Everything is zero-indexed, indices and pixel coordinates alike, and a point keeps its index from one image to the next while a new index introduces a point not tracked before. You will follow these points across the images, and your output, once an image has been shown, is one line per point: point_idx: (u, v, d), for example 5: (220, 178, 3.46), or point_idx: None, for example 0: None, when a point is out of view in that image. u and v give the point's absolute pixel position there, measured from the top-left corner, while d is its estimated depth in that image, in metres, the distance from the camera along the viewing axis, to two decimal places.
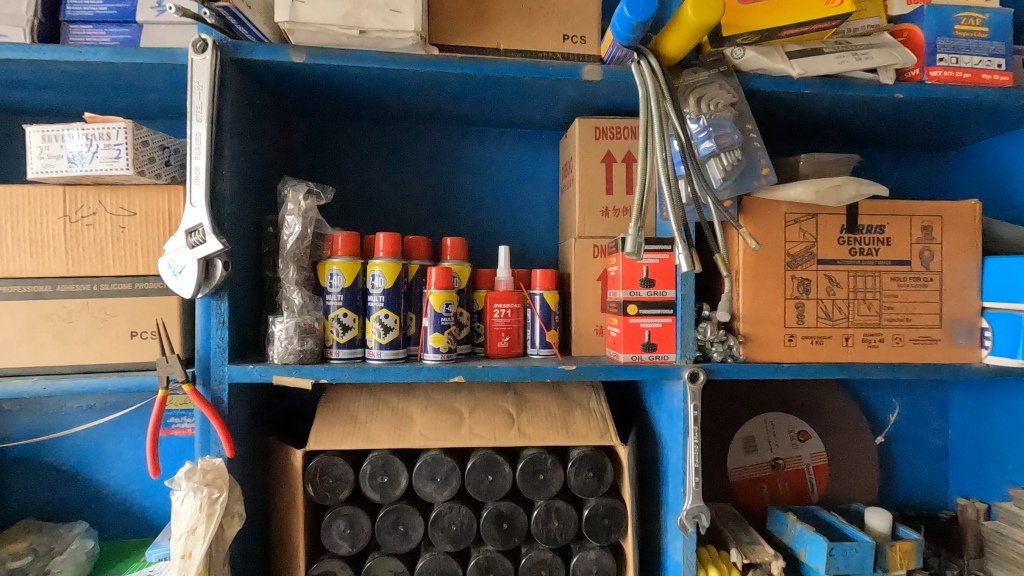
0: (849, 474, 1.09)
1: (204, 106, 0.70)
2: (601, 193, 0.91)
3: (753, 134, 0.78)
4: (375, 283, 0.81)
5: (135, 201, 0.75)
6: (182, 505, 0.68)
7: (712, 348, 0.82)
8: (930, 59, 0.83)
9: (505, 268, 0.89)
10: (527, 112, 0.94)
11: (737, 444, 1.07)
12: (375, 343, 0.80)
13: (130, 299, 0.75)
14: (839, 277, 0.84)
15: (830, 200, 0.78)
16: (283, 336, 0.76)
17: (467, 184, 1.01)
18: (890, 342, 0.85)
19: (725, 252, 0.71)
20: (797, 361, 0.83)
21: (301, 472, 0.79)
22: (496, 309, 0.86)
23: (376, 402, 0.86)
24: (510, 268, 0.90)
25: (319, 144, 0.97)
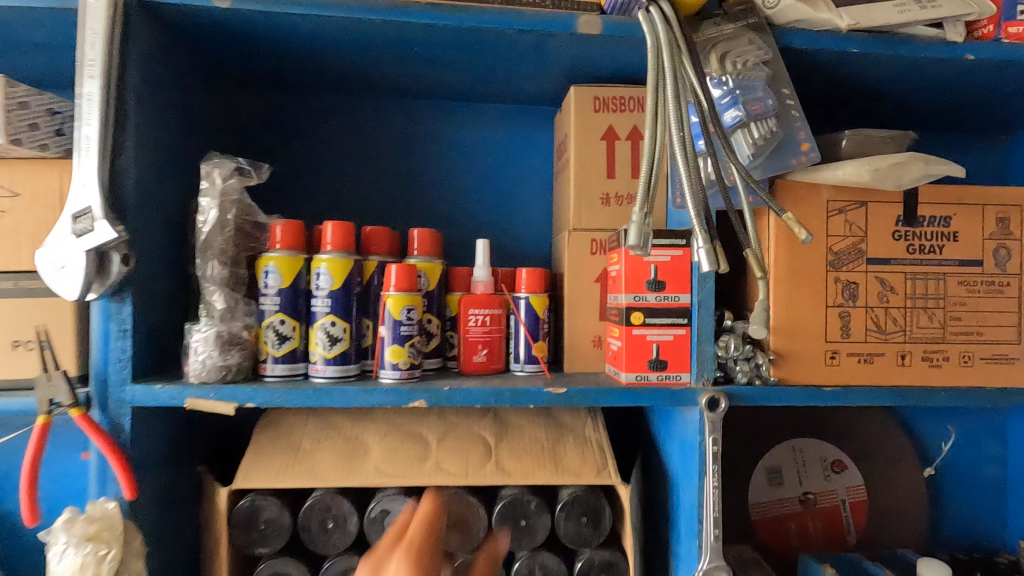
0: (893, 512, 0.93)
1: (99, 59, 0.55)
2: (601, 176, 0.75)
3: (791, 101, 0.62)
4: (319, 283, 0.66)
5: (19, 179, 0.60)
6: (59, 564, 0.54)
7: (735, 366, 0.66)
8: (1008, 13, 0.67)
9: (484, 266, 0.74)
10: (514, 81, 0.79)
11: (760, 476, 0.91)
12: (319, 357, 0.65)
13: (12, 301, 0.60)
14: (893, 280, 0.68)
15: (890, 184, 0.61)
16: (201, 349, 0.61)
17: (445, 169, 0.86)
18: (956, 361, 0.69)
19: (758, 247, 0.55)
20: (840, 383, 0.67)
21: (226, 517, 0.64)
22: (470, 316, 0.71)
23: (325, 428, 0.71)
24: (489, 265, 0.75)
25: (271, 120, 0.83)
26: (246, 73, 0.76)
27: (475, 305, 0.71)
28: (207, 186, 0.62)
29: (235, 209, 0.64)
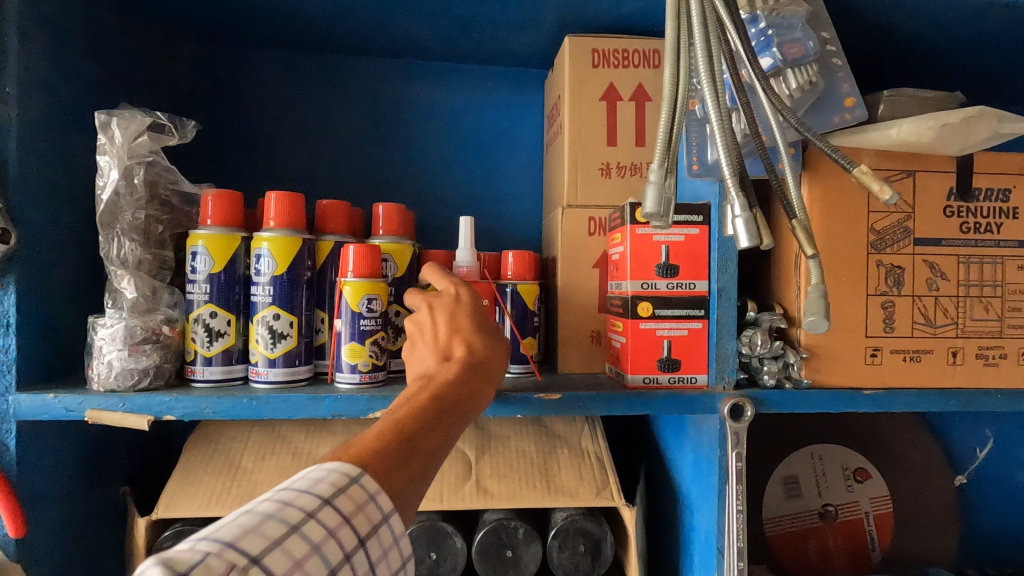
0: (921, 526, 0.83)
1: None
2: (601, 144, 0.64)
3: (831, 45, 0.52)
4: (260, 267, 0.54)
5: None
6: None
7: (761, 367, 0.56)
8: None
9: (467, 248, 0.61)
10: (499, 33, 0.67)
11: (775, 487, 0.81)
12: (260, 358, 0.53)
13: None
14: (945, 264, 0.58)
15: (951, 146, 0.51)
16: (107, 348, 0.49)
17: (419, 138, 0.75)
18: (1015, 360, 0.59)
19: (805, 217, 0.44)
20: (883, 386, 0.57)
21: (146, 552, 0.53)
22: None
23: (272, 442, 0.59)
24: (474, 249, 0.61)
25: (213, 79, 0.70)
26: (177, 18, 0.63)
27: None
28: (105, 143, 0.49)
29: (144, 171, 0.52)
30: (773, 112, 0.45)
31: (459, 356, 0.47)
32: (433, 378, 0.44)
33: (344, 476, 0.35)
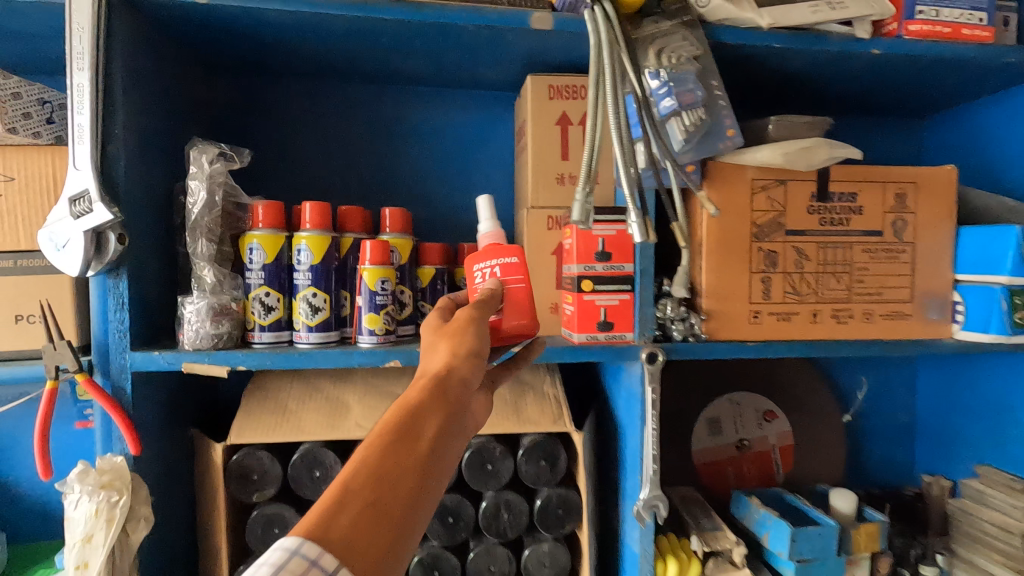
0: (816, 454, 1.06)
1: (86, 52, 0.60)
2: (556, 158, 0.83)
3: (718, 91, 0.71)
4: (301, 258, 0.72)
5: (11, 164, 0.64)
6: (75, 510, 0.61)
7: (672, 326, 0.77)
8: (909, 12, 0.78)
9: (487, 220, 0.71)
10: (477, 69, 0.86)
11: (701, 427, 1.02)
12: (303, 325, 0.72)
13: (13, 278, 0.65)
14: (808, 249, 0.78)
15: (801, 163, 0.73)
16: (194, 319, 0.67)
17: (415, 150, 0.93)
18: (860, 318, 0.80)
19: (685, 223, 0.67)
20: (762, 339, 0.78)
21: (221, 470, 0.72)
22: (474, 273, 0.62)
23: (308, 390, 0.78)
24: (491, 217, 0.71)
25: (248, 105, 0.88)
26: (221, 60, 0.80)
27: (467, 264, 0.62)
28: (196, 171, 0.68)
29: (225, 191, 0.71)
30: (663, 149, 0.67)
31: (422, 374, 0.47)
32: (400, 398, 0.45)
33: (284, 554, 0.34)
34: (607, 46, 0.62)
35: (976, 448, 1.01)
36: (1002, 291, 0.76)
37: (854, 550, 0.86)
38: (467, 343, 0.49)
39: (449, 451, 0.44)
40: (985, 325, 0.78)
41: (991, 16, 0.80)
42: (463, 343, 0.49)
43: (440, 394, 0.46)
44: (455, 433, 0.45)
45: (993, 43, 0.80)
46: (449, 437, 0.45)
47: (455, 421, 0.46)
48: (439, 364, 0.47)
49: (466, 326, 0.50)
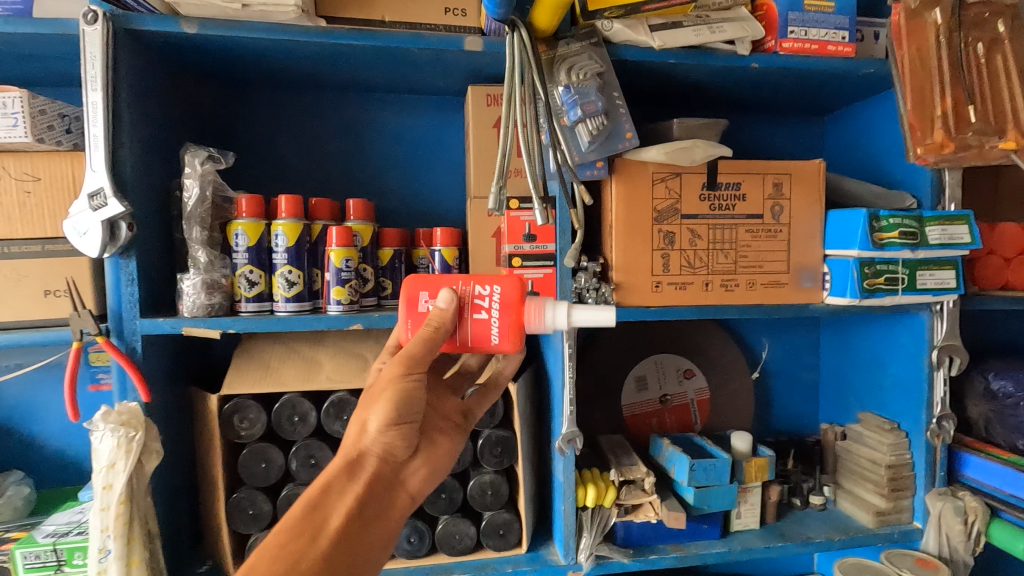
0: (728, 406, 1.24)
1: (99, 76, 0.74)
2: (494, 155, 0.99)
3: (618, 101, 0.88)
4: (278, 242, 0.88)
5: (38, 166, 0.79)
6: (100, 443, 0.76)
7: (587, 294, 0.93)
8: (782, 32, 0.94)
9: (564, 316, 0.71)
10: (428, 80, 1.00)
11: (629, 383, 1.20)
12: (281, 296, 0.88)
13: (41, 260, 0.80)
14: (700, 230, 0.95)
15: (684, 160, 0.90)
16: (191, 292, 0.83)
17: (376, 148, 1.07)
18: (745, 287, 0.97)
19: (580, 210, 0.85)
20: (662, 304, 0.95)
21: (217, 415, 0.87)
22: (472, 287, 0.70)
23: (288, 351, 0.94)
24: (560, 320, 0.71)
25: (231, 112, 1.02)
26: (207, 75, 0.95)
27: (483, 277, 0.70)
28: (190, 170, 0.83)
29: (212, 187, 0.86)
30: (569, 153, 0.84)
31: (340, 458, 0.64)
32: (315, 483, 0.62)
33: None
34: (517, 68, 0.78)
35: (861, 399, 1.19)
36: (854, 263, 0.93)
37: (745, 479, 1.04)
38: (383, 414, 0.64)
39: (357, 533, 0.61)
40: (844, 290, 0.95)
41: (853, 34, 0.97)
42: (382, 416, 0.64)
43: (351, 475, 0.63)
44: (368, 517, 0.62)
45: (854, 57, 0.96)
46: (359, 520, 0.62)
47: (366, 504, 0.63)
48: (353, 445, 0.64)
49: (386, 396, 0.64)
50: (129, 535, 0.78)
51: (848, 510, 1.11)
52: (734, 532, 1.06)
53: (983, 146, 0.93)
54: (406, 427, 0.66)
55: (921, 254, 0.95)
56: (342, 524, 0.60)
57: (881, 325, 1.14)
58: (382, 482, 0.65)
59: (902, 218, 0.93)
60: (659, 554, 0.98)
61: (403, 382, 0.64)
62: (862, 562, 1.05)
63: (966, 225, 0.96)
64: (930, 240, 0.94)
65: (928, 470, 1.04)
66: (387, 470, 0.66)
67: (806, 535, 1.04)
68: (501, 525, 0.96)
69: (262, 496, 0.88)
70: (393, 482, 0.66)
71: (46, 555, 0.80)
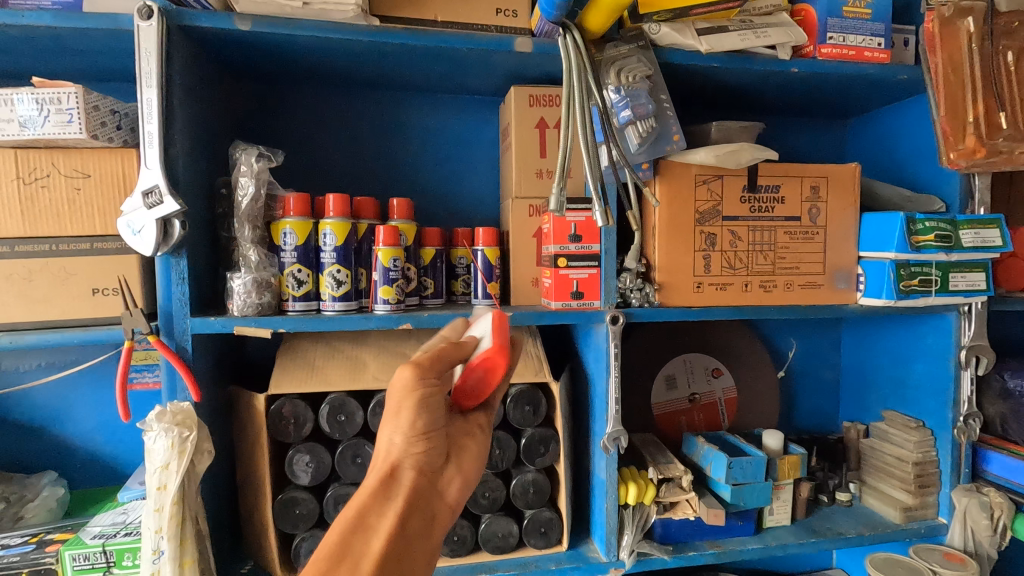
0: (754, 404, 1.27)
1: (154, 72, 0.73)
2: (535, 156, 0.99)
3: (666, 104, 0.89)
4: (327, 241, 0.87)
5: (88, 163, 0.78)
6: (155, 443, 0.75)
7: (631, 294, 0.94)
8: (821, 38, 0.96)
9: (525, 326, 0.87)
10: (470, 80, 1.00)
11: (659, 382, 1.21)
12: (328, 295, 0.87)
13: (90, 258, 0.79)
14: (740, 231, 0.96)
15: (731, 163, 0.91)
16: (242, 291, 0.82)
17: (413, 147, 1.07)
18: (783, 288, 0.98)
19: (638, 212, 0.87)
20: (703, 305, 0.96)
21: (264, 415, 0.87)
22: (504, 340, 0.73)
23: (332, 350, 0.94)
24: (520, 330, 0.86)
25: (270, 109, 1.01)
26: (249, 71, 0.94)
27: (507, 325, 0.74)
28: (246, 168, 0.83)
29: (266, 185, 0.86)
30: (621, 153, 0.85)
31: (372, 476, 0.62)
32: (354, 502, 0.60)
33: None
34: (575, 70, 0.78)
35: (884, 397, 1.22)
36: (891, 265, 0.95)
37: (779, 476, 1.06)
38: (405, 423, 0.63)
39: (403, 556, 0.58)
40: (879, 291, 0.97)
41: (888, 40, 0.99)
42: (402, 424, 0.63)
43: (385, 491, 0.62)
44: (411, 535, 0.61)
45: (889, 63, 0.98)
46: (403, 540, 0.60)
47: (405, 521, 0.61)
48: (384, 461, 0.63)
49: (407, 404, 0.62)
50: (182, 535, 0.78)
51: (874, 505, 1.14)
52: (767, 528, 1.08)
53: (1013, 151, 0.95)
54: (433, 432, 0.64)
55: (954, 257, 0.98)
56: (388, 546, 0.58)
57: (906, 326, 1.16)
58: (418, 500, 0.63)
59: (937, 222, 0.96)
60: (698, 550, 1.00)
61: (419, 391, 0.62)
62: (893, 557, 1.07)
63: (997, 229, 0.99)
64: (964, 243, 0.97)
65: (954, 467, 1.07)
66: (422, 484, 0.64)
67: (837, 530, 1.07)
68: (543, 523, 0.96)
69: (309, 496, 0.88)
70: (432, 497, 0.65)
71: (95, 556, 0.80)
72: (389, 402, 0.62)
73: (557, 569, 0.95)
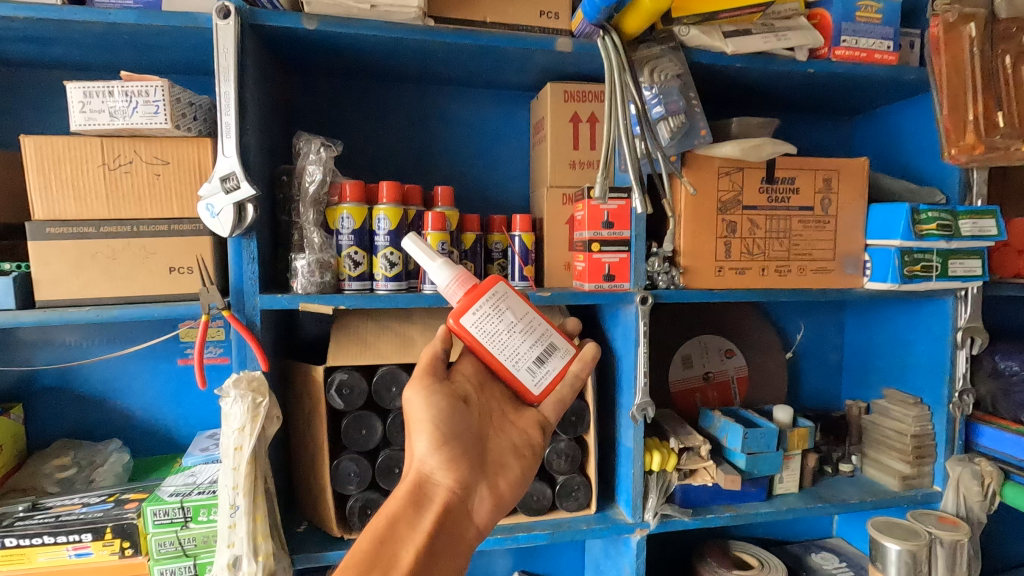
0: (763, 383, 1.36)
1: (232, 68, 0.79)
2: (569, 148, 1.07)
3: (695, 101, 0.96)
4: (381, 226, 0.94)
5: (167, 151, 0.85)
6: (232, 408, 0.83)
7: (659, 277, 1.02)
8: (835, 41, 1.03)
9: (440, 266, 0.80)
10: (508, 75, 1.07)
11: (676, 361, 1.30)
12: (382, 276, 0.94)
13: (168, 239, 0.86)
14: (758, 220, 1.04)
15: (753, 157, 0.99)
16: (306, 271, 0.89)
17: (452, 138, 1.14)
18: (796, 272, 1.07)
19: (670, 198, 0.93)
20: (724, 287, 1.04)
21: (321, 385, 0.94)
22: None
23: (381, 326, 1.01)
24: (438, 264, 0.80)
25: (319, 102, 1.08)
26: (303, 66, 1.00)
27: None
28: (314, 157, 0.91)
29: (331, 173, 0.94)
30: (655, 143, 0.92)
31: (402, 491, 0.72)
32: (386, 514, 0.70)
33: None
34: (616, 69, 0.85)
35: (884, 376, 1.31)
36: (896, 252, 1.04)
37: (789, 447, 1.15)
38: (430, 440, 0.74)
39: (426, 568, 0.66)
40: (885, 276, 1.05)
41: (897, 43, 1.06)
42: (426, 441, 0.74)
43: (414, 506, 0.71)
44: (437, 551, 0.68)
45: (897, 64, 1.06)
46: (428, 552, 0.67)
47: (431, 536, 0.69)
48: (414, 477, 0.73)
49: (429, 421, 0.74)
50: (255, 493, 0.85)
51: (874, 476, 1.23)
52: (777, 495, 1.17)
53: (1009, 148, 1.03)
54: (454, 449, 0.75)
55: (954, 245, 1.06)
56: (414, 558, 0.66)
57: (907, 310, 1.25)
58: (446, 516, 0.71)
59: (938, 212, 1.04)
60: (715, 514, 1.09)
61: (430, 396, 0.75)
62: (892, 520, 1.14)
63: (993, 220, 1.07)
64: (963, 232, 1.06)
65: (948, 440, 1.16)
66: (451, 501, 0.73)
67: (840, 497, 1.16)
68: (575, 487, 1.05)
69: (364, 460, 0.95)
70: (458, 516, 0.72)
71: (173, 512, 0.87)
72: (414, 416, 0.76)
73: (588, 530, 1.03)
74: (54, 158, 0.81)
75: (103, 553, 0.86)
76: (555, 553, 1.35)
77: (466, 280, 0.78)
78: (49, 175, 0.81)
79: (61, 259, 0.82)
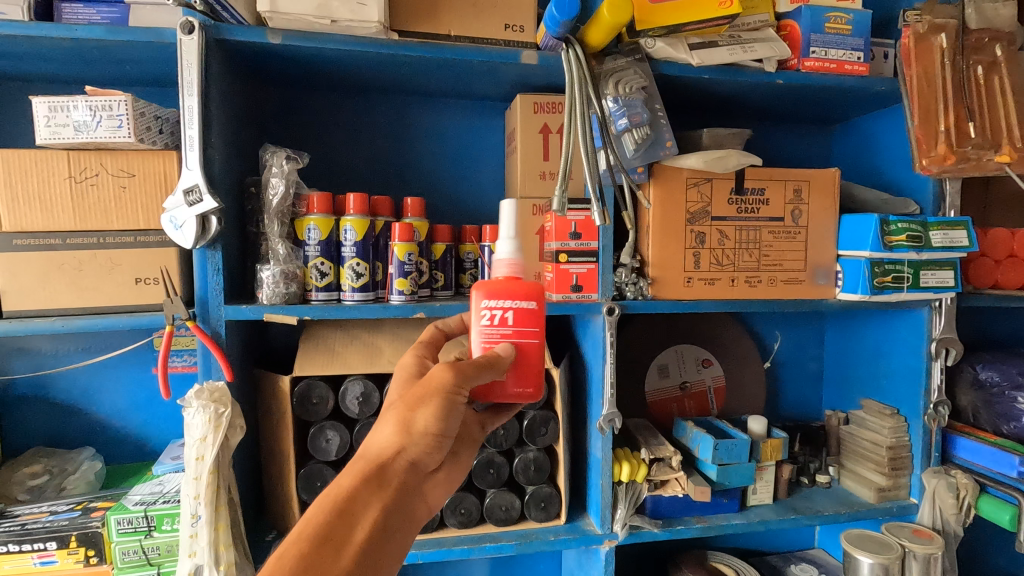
0: (740, 393, 1.36)
1: (195, 82, 0.80)
2: (540, 159, 1.07)
3: (660, 113, 0.98)
4: (348, 237, 0.94)
5: (133, 164, 0.86)
6: (193, 418, 0.83)
7: (626, 288, 1.02)
8: (805, 52, 1.03)
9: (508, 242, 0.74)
10: (479, 87, 1.08)
11: (653, 371, 1.30)
12: (348, 286, 0.94)
13: (134, 251, 0.87)
14: (728, 230, 1.04)
15: (719, 168, 0.99)
16: (271, 281, 0.89)
17: (425, 148, 1.15)
18: (767, 283, 1.06)
19: (631, 212, 0.99)
20: (693, 298, 1.04)
21: (288, 395, 0.95)
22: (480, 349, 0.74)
23: (350, 336, 1.02)
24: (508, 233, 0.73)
25: (292, 114, 1.09)
26: (273, 77, 1.02)
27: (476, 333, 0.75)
28: (278, 169, 0.92)
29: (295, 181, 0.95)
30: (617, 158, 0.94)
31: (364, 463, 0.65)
32: (346, 483, 0.62)
33: None
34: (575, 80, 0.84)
35: (863, 387, 1.30)
36: (866, 262, 1.03)
37: (762, 458, 1.15)
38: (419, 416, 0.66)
39: (378, 550, 0.60)
40: (855, 287, 1.05)
41: (867, 54, 1.06)
42: (418, 417, 0.66)
43: (376, 483, 0.64)
44: (391, 530, 0.62)
45: (868, 75, 1.05)
46: (382, 532, 0.61)
47: (388, 516, 0.63)
48: (383, 449, 0.66)
49: (429, 399, 0.66)
50: (217, 502, 0.85)
51: (851, 487, 1.22)
52: (750, 506, 1.16)
53: (981, 158, 1.02)
54: (441, 436, 0.68)
55: (925, 255, 1.06)
56: (368, 537, 0.60)
57: (884, 320, 1.24)
58: (405, 496, 0.65)
59: (909, 223, 1.04)
60: (686, 525, 1.08)
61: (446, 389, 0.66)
62: (865, 534, 1.13)
63: (964, 230, 1.07)
64: (934, 243, 1.05)
65: (924, 451, 1.15)
66: (412, 480, 0.66)
67: (815, 509, 1.15)
68: (543, 498, 1.05)
69: (331, 470, 0.96)
70: (416, 495, 0.66)
71: (137, 520, 0.88)
72: (415, 390, 0.67)
73: (555, 540, 1.03)
74: (22, 171, 0.82)
75: (68, 561, 0.87)
76: (532, 561, 1.34)
77: (516, 271, 0.73)
78: (16, 188, 0.82)
79: (27, 270, 0.83)
